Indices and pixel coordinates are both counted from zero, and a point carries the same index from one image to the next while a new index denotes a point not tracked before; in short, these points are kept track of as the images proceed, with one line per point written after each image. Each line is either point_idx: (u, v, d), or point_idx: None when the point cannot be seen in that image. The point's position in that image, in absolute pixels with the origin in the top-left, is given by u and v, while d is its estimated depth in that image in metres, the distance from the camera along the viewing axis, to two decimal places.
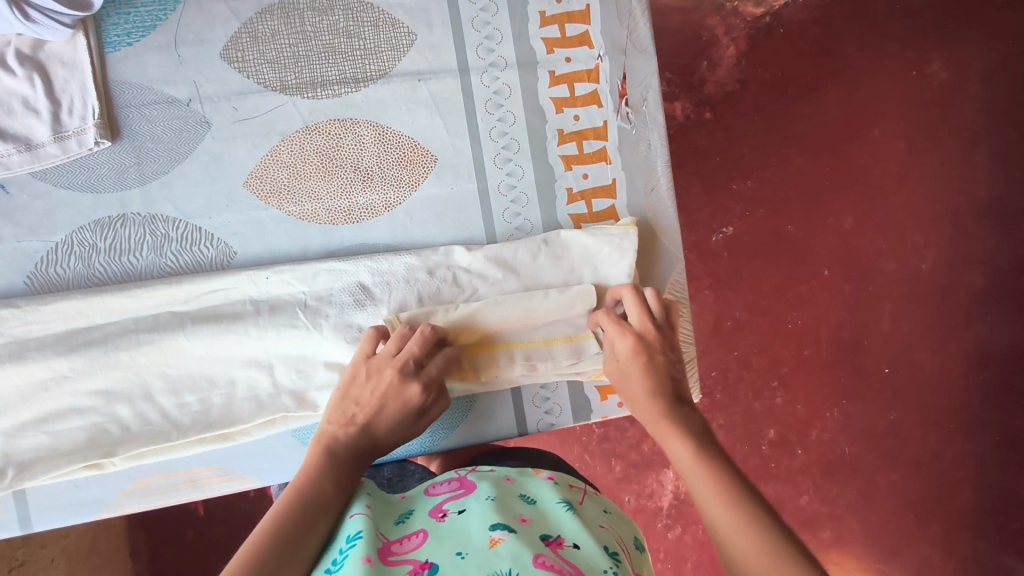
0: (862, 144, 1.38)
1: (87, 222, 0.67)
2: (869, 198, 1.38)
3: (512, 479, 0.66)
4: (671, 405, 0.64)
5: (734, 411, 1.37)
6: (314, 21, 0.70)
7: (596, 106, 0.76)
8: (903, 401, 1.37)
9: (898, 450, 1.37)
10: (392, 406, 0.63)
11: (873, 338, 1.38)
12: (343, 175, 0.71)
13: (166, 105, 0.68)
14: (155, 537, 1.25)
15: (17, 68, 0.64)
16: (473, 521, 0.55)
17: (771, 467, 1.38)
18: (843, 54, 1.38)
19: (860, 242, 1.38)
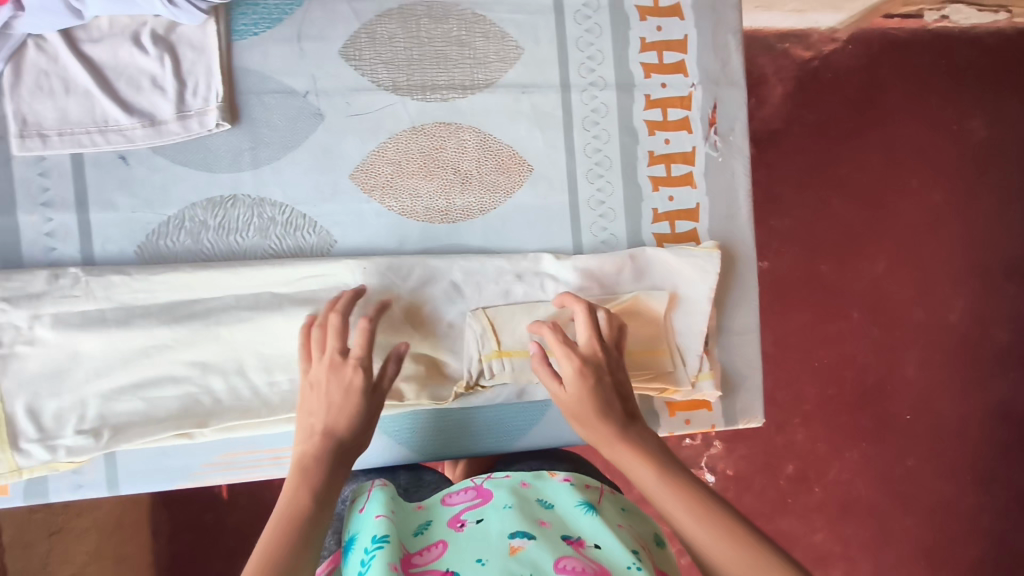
0: (901, 192, 1.42)
1: (199, 200, 0.69)
2: (903, 245, 1.41)
3: (530, 482, 0.63)
4: (620, 431, 0.58)
5: (755, 443, 1.37)
6: (430, 28, 0.73)
7: (686, 132, 0.79)
8: (921, 448, 1.39)
9: (913, 496, 1.39)
10: (338, 403, 0.59)
11: (897, 383, 1.39)
12: (443, 177, 0.74)
13: (285, 95, 0.70)
14: (177, 518, 1.20)
15: (150, 48, 0.67)
16: (493, 531, 0.55)
17: (788, 502, 1.37)
18: (887, 102, 1.41)
19: (892, 287, 1.41)
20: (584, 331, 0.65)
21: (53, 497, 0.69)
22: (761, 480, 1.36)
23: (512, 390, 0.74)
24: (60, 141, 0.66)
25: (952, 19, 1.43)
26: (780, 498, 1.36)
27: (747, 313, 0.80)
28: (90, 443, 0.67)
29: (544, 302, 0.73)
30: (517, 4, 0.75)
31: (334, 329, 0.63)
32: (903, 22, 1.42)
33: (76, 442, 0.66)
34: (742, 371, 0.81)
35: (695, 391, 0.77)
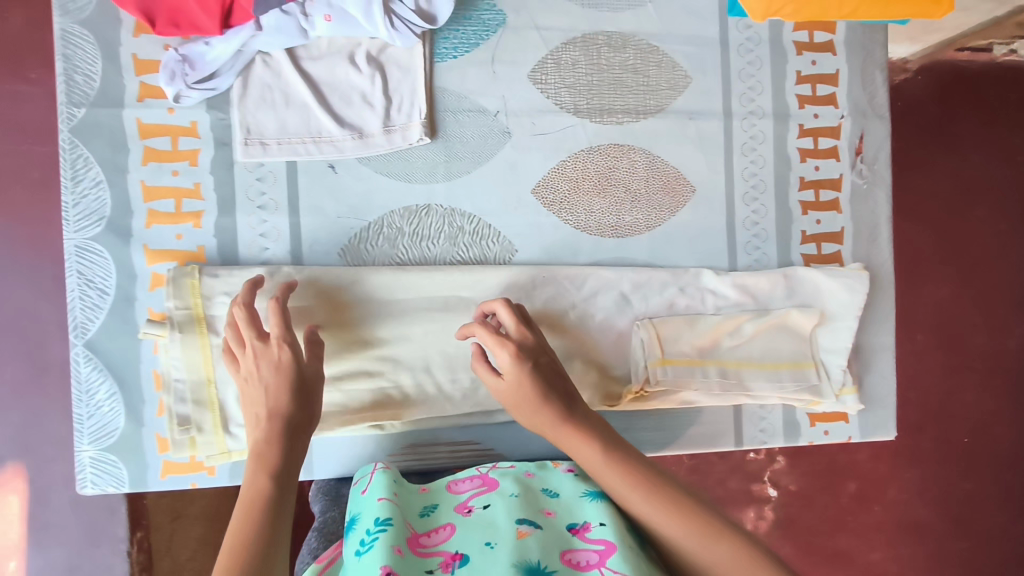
0: (965, 219, 1.39)
1: (398, 208, 0.75)
2: (967, 270, 1.39)
3: (533, 472, 0.66)
4: (562, 412, 0.62)
5: (817, 460, 1.34)
6: (609, 56, 0.78)
7: (835, 160, 0.84)
8: (980, 472, 1.38)
9: (970, 520, 1.39)
10: (269, 376, 0.61)
11: (957, 407, 1.38)
12: (614, 195, 0.79)
13: (478, 114, 0.76)
14: None
15: (364, 66, 0.72)
16: (499, 516, 0.57)
17: (848, 519, 1.34)
18: (957, 129, 1.39)
19: (956, 312, 1.38)
20: (511, 327, 0.67)
21: None
22: (822, 498, 1.33)
23: (676, 397, 0.79)
24: (279, 150, 0.71)
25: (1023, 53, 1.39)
26: (842, 516, 1.34)
27: (882, 332, 0.85)
28: None
29: (705, 316, 0.79)
30: (687, 37, 0.80)
31: (242, 313, 0.64)
32: (973, 54, 1.38)
33: None
34: (879, 388, 0.85)
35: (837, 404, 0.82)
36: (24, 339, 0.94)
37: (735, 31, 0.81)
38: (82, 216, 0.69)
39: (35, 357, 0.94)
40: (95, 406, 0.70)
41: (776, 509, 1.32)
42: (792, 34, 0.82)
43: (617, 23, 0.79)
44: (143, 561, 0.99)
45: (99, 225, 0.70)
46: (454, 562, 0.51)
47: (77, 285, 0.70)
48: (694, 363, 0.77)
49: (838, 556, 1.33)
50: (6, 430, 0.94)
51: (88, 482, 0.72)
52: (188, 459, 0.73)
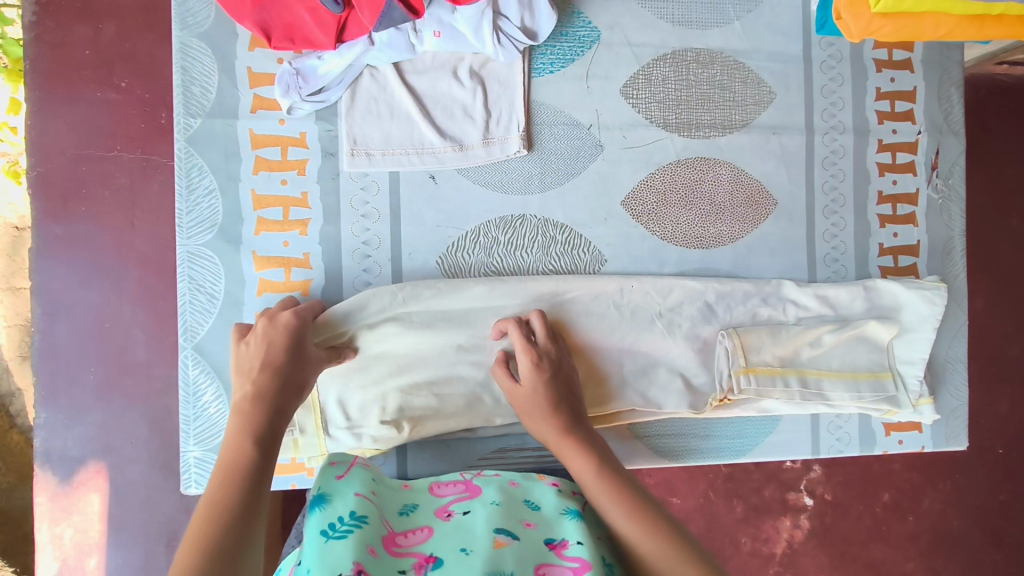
0: (1000, 234, 1.39)
1: (494, 218, 0.77)
2: (1003, 283, 1.39)
3: (517, 482, 0.64)
4: (567, 430, 0.65)
5: (853, 470, 1.36)
6: (697, 71, 0.81)
7: (911, 175, 0.86)
8: (1014, 483, 1.38)
9: (1005, 532, 1.38)
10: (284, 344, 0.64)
11: (990, 419, 1.38)
12: (700, 207, 0.81)
13: (572, 127, 0.78)
14: None
15: (467, 81, 0.75)
16: (478, 522, 0.54)
17: (882, 529, 1.36)
18: (991, 144, 1.39)
19: (991, 327, 1.38)
20: (539, 336, 0.71)
21: None
22: (857, 507, 1.35)
23: (756, 403, 0.80)
24: (384, 160, 0.74)
25: None
26: (874, 525, 1.36)
27: (953, 345, 0.86)
28: (393, 434, 0.73)
29: (787, 325, 0.80)
30: (772, 54, 0.83)
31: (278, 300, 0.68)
32: (1011, 69, 1.39)
33: (380, 433, 0.73)
34: (951, 399, 0.86)
35: (914, 414, 0.83)
36: (105, 344, 0.94)
37: (818, 48, 0.84)
38: (195, 222, 0.72)
39: (113, 361, 0.94)
40: (203, 407, 0.72)
41: (810, 517, 1.34)
42: (872, 52, 0.85)
43: (706, 41, 0.81)
44: None
45: (211, 232, 0.72)
46: (426, 564, 0.48)
47: (188, 289, 0.72)
48: (774, 371, 0.77)
49: (873, 566, 1.35)
50: (86, 431, 0.94)
51: (192, 482, 0.73)
52: (289, 459, 0.75)
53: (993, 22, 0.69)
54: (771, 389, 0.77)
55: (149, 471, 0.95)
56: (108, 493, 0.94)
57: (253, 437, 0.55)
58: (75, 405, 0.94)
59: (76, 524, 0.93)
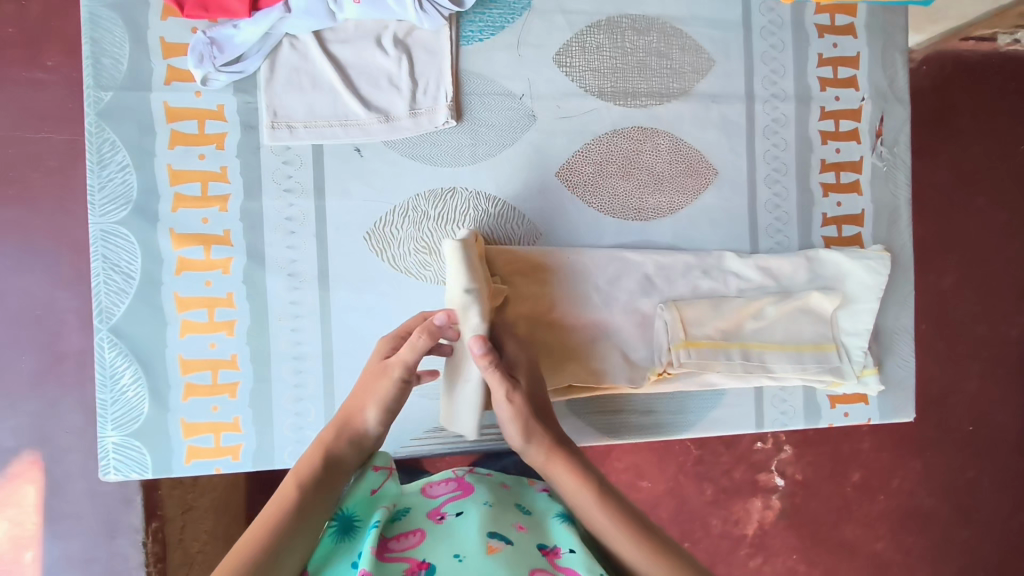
0: (969, 210, 1.38)
1: (424, 191, 0.75)
2: (971, 259, 1.38)
3: (509, 486, 0.67)
4: (551, 445, 0.61)
5: (823, 450, 1.35)
6: (633, 39, 0.79)
7: (855, 142, 0.84)
8: (982, 460, 1.38)
9: (972, 509, 1.38)
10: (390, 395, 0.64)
11: (959, 397, 1.37)
12: (638, 177, 0.79)
13: (503, 97, 0.76)
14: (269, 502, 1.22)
15: (391, 50, 0.72)
16: (471, 524, 0.55)
17: (853, 509, 1.35)
18: (957, 120, 1.37)
19: (961, 303, 1.38)
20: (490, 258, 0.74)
21: (279, 465, 0.72)
22: (828, 487, 1.34)
23: (701, 378, 0.78)
24: (307, 133, 0.71)
25: None
26: (845, 505, 1.35)
27: (900, 316, 0.85)
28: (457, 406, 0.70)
29: (728, 297, 0.78)
30: (711, 20, 0.81)
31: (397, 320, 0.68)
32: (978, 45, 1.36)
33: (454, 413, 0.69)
34: (898, 372, 0.85)
35: (858, 385, 0.82)
36: (38, 332, 0.91)
37: (759, 13, 0.82)
38: (108, 200, 0.69)
39: (46, 347, 0.91)
40: (120, 391, 0.69)
41: (781, 498, 1.33)
42: (814, 17, 0.83)
43: (642, 7, 0.79)
44: (157, 552, 0.92)
45: (125, 209, 0.69)
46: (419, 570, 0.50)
47: (102, 270, 0.69)
48: (716, 345, 0.76)
49: (843, 545, 1.35)
50: (19, 421, 0.90)
51: (111, 469, 0.70)
52: (213, 443, 0.71)
53: None
54: (710, 360, 0.75)
55: (87, 462, 0.91)
56: (44, 485, 0.90)
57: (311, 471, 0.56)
58: (7, 395, 0.90)
59: (11, 517, 0.88)
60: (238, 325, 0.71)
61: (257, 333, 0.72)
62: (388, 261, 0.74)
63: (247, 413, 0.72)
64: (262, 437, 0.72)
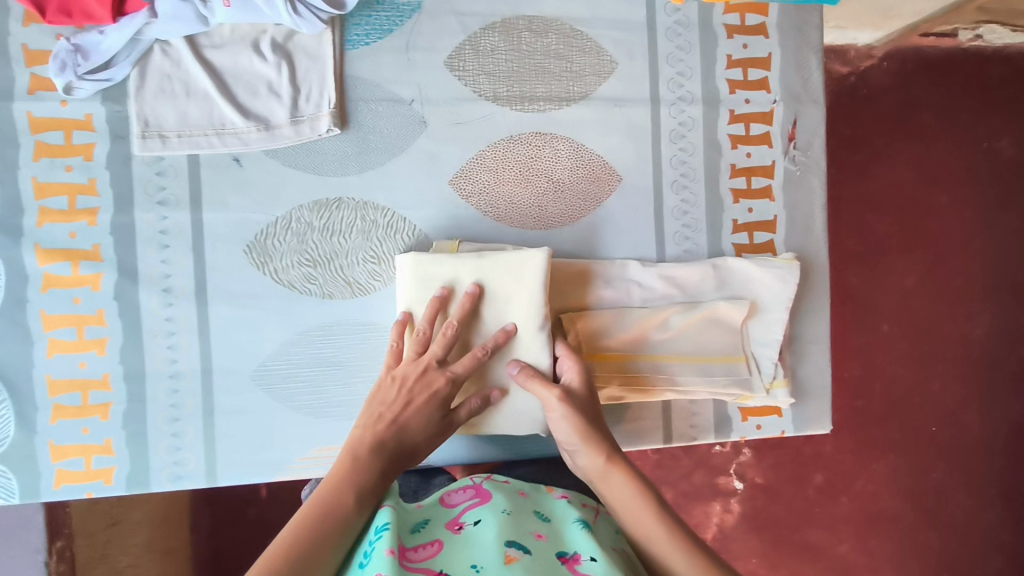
0: (931, 209, 1.35)
1: (307, 202, 0.72)
2: (932, 259, 1.35)
3: (527, 492, 0.63)
4: (605, 452, 0.61)
5: (783, 452, 1.33)
6: (531, 41, 0.76)
7: (767, 146, 0.81)
8: (948, 461, 1.34)
9: (938, 510, 1.34)
10: (422, 400, 0.65)
11: (923, 398, 1.34)
12: (536, 184, 0.76)
13: (392, 103, 0.73)
14: (218, 513, 1.17)
15: (269, 55, 0.69)
16: (487, 533, 0.53)
17: (815, 511, 1.32)
18: (919, 119, 1.34)
19: (922, 303, 1.35)
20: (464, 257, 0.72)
21: (155, 487, 0.70)
22: (788, 489, 1.32)
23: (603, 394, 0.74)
24: (180, 143, 0.69)
25: (986, 39, 1.34)
26: (804, 508, 1.32)
27: (820, 323, 0.83)
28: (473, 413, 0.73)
29: (631, 308, 0.75)
30: (613, 21, 0.78)
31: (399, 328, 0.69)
32: (937, 41, 1.34)
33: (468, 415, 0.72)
34: (815, 382, 0.83)
35: (769, 398, 0.79)
36: None
37: (664, 13, 0.79)
38: None
39: None
40: None
41: (742, 501, 1.31)
42: (723, 17, 0.80)
43: (539, 8, 0.76)
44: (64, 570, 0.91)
45: None
46: None
47: None
48: (623, 357, 0.74)
49: (805, 549, 1.32)
50: None
51: None
52: (83, 467, 0.69)
53: None
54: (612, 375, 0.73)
55: None
56: None
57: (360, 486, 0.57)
58: None
59: None
60: (109, 343, 0.69)
61: (131, 350, 0.70)
62: (270, 274, 0.72)
63: (119, 435, 0.69)
64: (136, 460, 0.70)
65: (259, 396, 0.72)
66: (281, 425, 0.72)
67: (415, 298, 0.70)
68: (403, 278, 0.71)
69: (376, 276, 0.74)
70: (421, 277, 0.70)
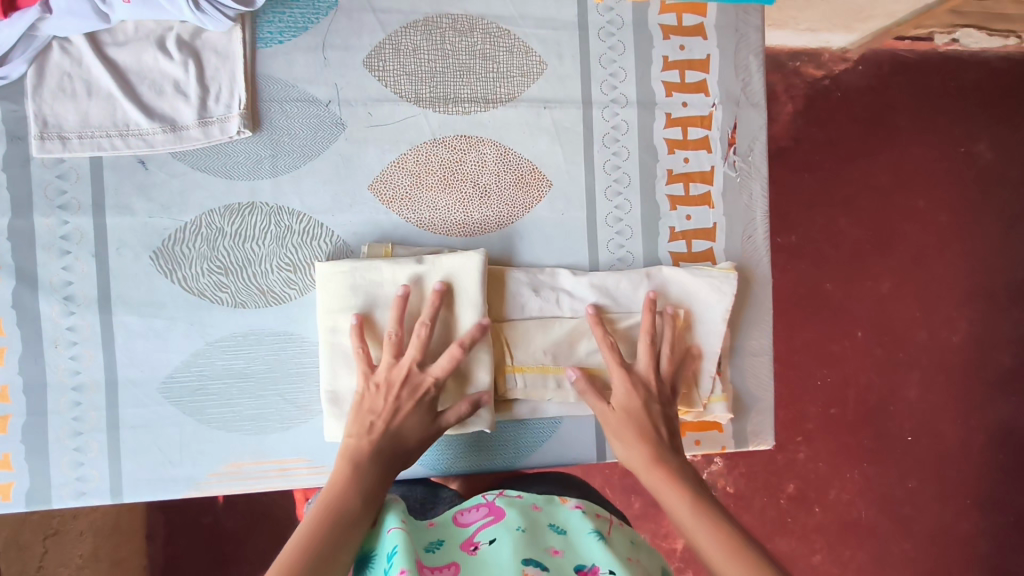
0: (906, 214, 1.32)
1: (217, 207, 0.69)
2: (906, 264, 1.32)
3: (541, 507, 0.60)
4: (656, 462, 0.62)
5: (754, 462, 1.30)
6: (455, 41, 0.73)
7: (705, 151, 0.79)
8: (923, 470, 1.31)
9: (914, 520, 1.31)
10: (408, 407, 0.62)
11: (897, 405, 1.31)
12: (461, 189, 0.73)
13: (307, 104, 0.70)
14: (173, 522, 1.13)
15: (174, 53, 0.66)
16: (504, 554, 0.51)
17: (787, 521, 1.29)
18: (894, 122, 1.31)
19: (894, 310, 1.32)
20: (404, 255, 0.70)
21: (56, 505, 0.66)
22: (759, 498, 1.29)
23: (524, 407, 0.73)
24: (81, 145, 0.66)
25: (962, 43, 1.31)
26: (776, 518, 1.29)
27: (761, 334, 0.80)
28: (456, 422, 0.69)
29: (561, 319, 0.72)
30: (542, 20, 0.75)
31: (359, 330, 0.65)
32: (913, 44, 1.30)
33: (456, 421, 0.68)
34: (757, 396, 0.80)
35: (706, 413, 0.75)
36: None
37: (595, 13, 0.76)
38: None
39: None
40: None
41: None
42: (657, 17, 0.77)
43: (464, 6, 0.74)
44: None
45: None
46: None
47: None
48: (548, 370, 0.71)
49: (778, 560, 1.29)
50: None
51: None
52: None
53: None
54: (552, 390, 0.71)
55: None
56: None
57: (355, 497, 0.56)
58: None
59: None
60: (7, 353, 0.66)
61: (30, 361, 0.66)
62: (178, 282, 0.68)
63: (18, 449, 0.66)
64: (37, 476, 0.66)
65: (167, 409, 0.68)
66: (189, 439, 0.68)
67: (344, 306, 0.67)
68: (327, 285, 0.67)
69: (291, 284, 0.70)
70: (354, 285, 0.67)
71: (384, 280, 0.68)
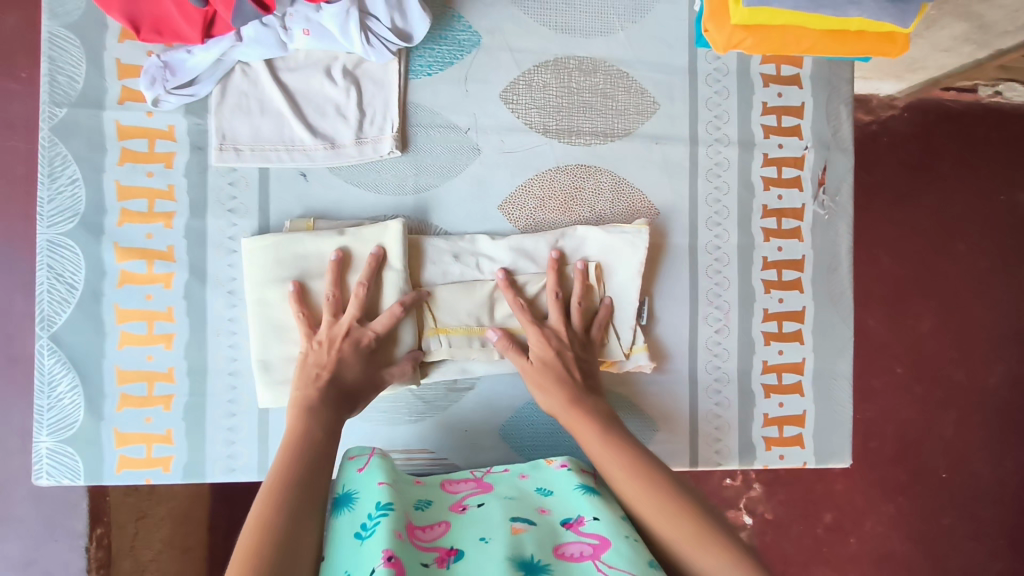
0: (943, 257, 1.38)
1: (366, 218, 0.77)
2: (949, 305, 1.38)
3: (528, 474, 0.68)
4: (572, 399, 0.69)
5: (793, 490, 1.35)
6: (580, 80, 0.81)
7: (797, 189, 0.86)
8: (956, 507, 1.36)
9: (944, 555, 1.35)
10: (349, 356, 0.69)
11: (934, 442, 1.36)
12: (579, 214, 0.81)
13: (448, 130, 0.79)
14: (235, 516, 1.17)
15: (339, 80, 0.75)
16: (493, 514, 0.57)
17: (823, 551, 1.34)
18: (935, 167, 1.38)
19: (937, 349, 1.37)
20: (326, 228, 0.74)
21: (209, 477, 0.74)
22: (797, 527, 1.34)
23: (451, 368, 0.77)
24: (252, 156, 0.73)
25: (1006, 95, 1.38)
26: (814, 547, 1.34)
27: (840, 360, 0.86)
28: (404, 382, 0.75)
29: (481, 282, 0.76)
30: (657, 65, 0.83)
31: (297, 297, 0.71)
32: (959, 95, 1.38)
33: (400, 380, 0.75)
34: (835, 416, 0.86)
35: (628, 363, 0.79)
36: None
37: (704, 61, 0.84)
38: (55, 212, 0.71)
39: None
40: (56, 398, 0.71)
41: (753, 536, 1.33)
42: (759, 67, 0.85)
43: (588, 49, 0.82)
44: (99, 557, 0.92)
45: (72, 221, 0.72)
46: (449, 556, 0.50)
47: (46, 278, 0.71)
48: (471, 331, 0.76)
49: None
50: None
51: (44, 474, 0.73)
52: (144, 454, 0.73)
53: (854, 37, 0.72)
54: (483, 352, 0.76)
55: None
56: None
57: (322, 426, 0.62)
58: None
59: None
60: (175, 339, 0.73)
61: (194, 347, 0.74)
62: None
63: (179, 426, 0.73)
64: (193, 451, 0.74)
65: None
66: None
67: (270, 278, 0.71)
68: (257, 259, 0.71)
69: None
70: (280, 258, 0.72)
71: (309, 252, 0.72)
